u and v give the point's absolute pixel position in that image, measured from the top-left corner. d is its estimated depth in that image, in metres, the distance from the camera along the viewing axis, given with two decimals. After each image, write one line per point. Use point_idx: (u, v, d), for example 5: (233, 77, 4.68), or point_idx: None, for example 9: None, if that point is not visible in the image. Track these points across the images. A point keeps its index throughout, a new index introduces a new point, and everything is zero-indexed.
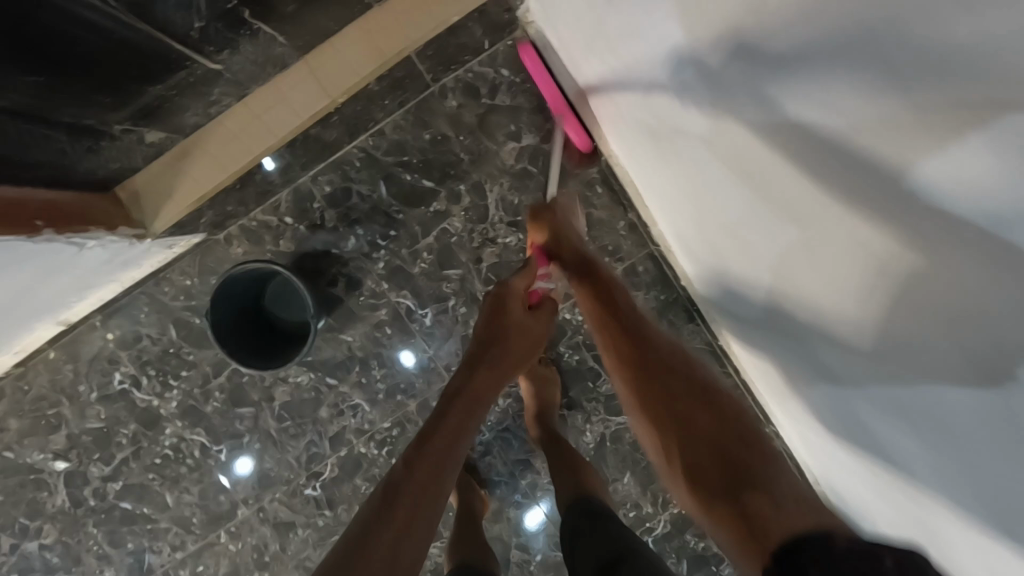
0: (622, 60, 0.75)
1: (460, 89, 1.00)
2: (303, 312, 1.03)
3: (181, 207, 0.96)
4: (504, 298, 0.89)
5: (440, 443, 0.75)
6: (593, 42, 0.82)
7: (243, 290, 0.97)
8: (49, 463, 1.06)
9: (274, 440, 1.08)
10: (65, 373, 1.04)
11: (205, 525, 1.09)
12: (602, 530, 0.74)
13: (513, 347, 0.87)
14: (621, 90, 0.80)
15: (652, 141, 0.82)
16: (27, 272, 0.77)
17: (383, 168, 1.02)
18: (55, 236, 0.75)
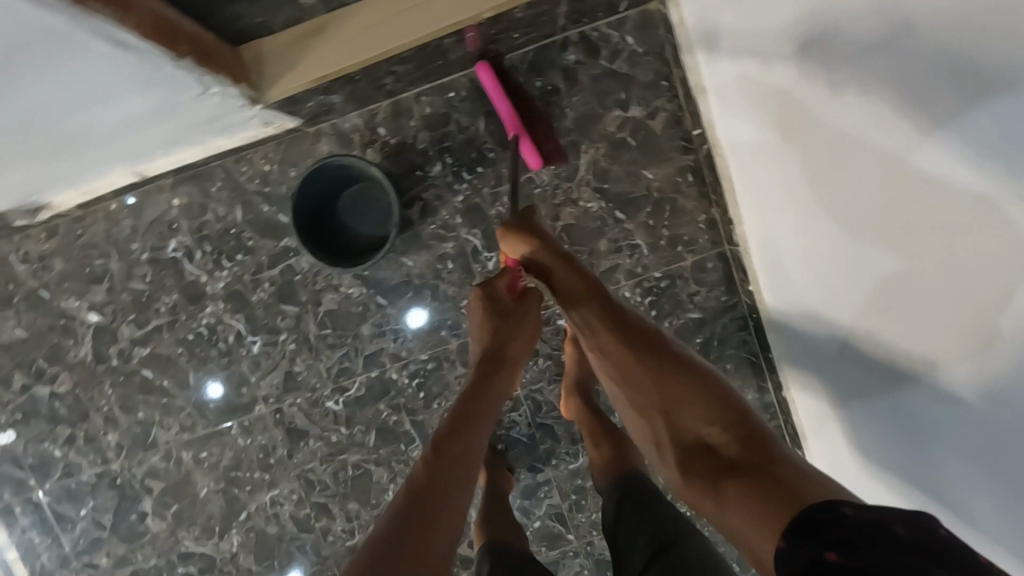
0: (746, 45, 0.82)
1: (582, 46, 1.00)
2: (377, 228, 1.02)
3: (294, 87, 0.84)
4: (496, 297, 0.89)
5: (461, 437, 0.76)
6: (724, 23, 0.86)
7: (322, 190, 0.99)
8: (83, 313, 1.05)
9: (310, 345, 1.07)
10: (122, 227, 1.03)
11: (220, 413, 1.08)
12: (653, 510, 0.79)
13: (519, 339, 0.89)
14: (736, 77, 0.87)
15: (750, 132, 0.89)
16: (154, 99, 0.76)
17: (487, 104, 1.01)
18: (195, 69, 0.74)
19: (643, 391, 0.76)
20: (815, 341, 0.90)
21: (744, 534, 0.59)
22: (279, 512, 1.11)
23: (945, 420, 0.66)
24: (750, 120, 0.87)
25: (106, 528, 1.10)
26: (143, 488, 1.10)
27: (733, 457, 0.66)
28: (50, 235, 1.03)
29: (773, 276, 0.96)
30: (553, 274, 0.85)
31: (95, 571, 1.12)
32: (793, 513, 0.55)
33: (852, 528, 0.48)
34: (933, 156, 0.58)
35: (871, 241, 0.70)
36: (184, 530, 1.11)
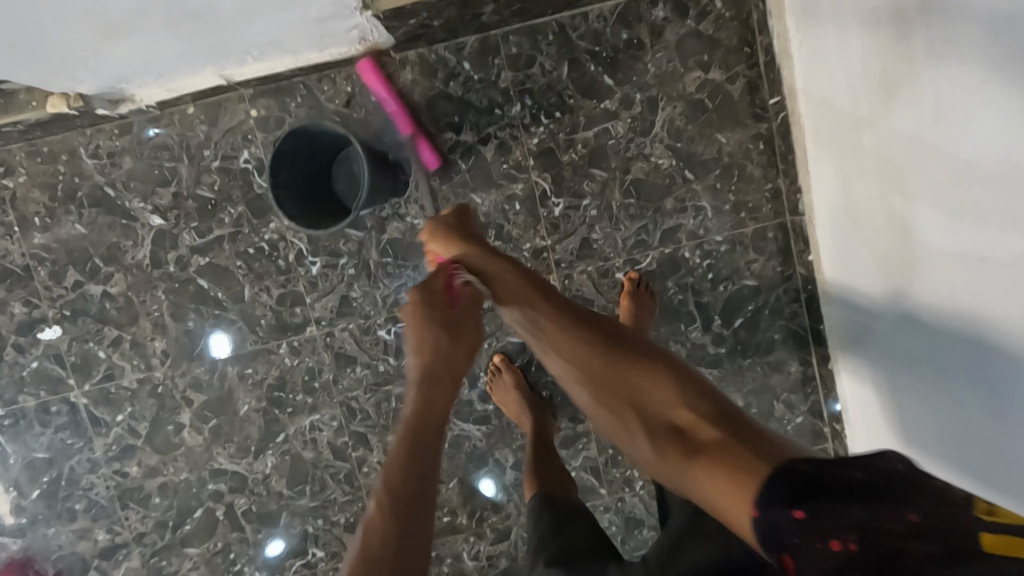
0: (817, 21, 0.86)
1: (671, 4, 1.02)
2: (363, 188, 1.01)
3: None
4: (428, 297, 0.83)
5: (406, 478, 0.68)
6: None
7: (309, 148, 0.97)
8: (146, 215, 1.04)
9: (370, 272, 1.07)
10: (196, 132, 1.02)
11: (270, 331, 1.08)
12: None
13: (461, 343, 0.83)
14: (808, 51, 0.91)
15: (819, 107, 0.92)
16: None
17: (573, 50, 1.03)
18: None
19: (601, 377, 0.75)
20: (869, 313, 0.92)
21: (728, 509, 0.54)
22: (316, 438, 1.11)
23: (978, 380, 0.67)
24: (825, 90, 0.89)
25: (141, 437, 1.10)
26: (183, 400, 1.09)
27: (702, 433, 0.62)
28: (123, 133, 1.02)
29: (836, 250, 0.98)
30: (497, 278, 0.83)
31: (124, 479, 1.11)
32: (756, 479, 0.52)
33: (808, 482, 0.48)
34: (959, 128, 0.61)
35: (914, 215, 0.73)
36: (219, 446, 1.10)
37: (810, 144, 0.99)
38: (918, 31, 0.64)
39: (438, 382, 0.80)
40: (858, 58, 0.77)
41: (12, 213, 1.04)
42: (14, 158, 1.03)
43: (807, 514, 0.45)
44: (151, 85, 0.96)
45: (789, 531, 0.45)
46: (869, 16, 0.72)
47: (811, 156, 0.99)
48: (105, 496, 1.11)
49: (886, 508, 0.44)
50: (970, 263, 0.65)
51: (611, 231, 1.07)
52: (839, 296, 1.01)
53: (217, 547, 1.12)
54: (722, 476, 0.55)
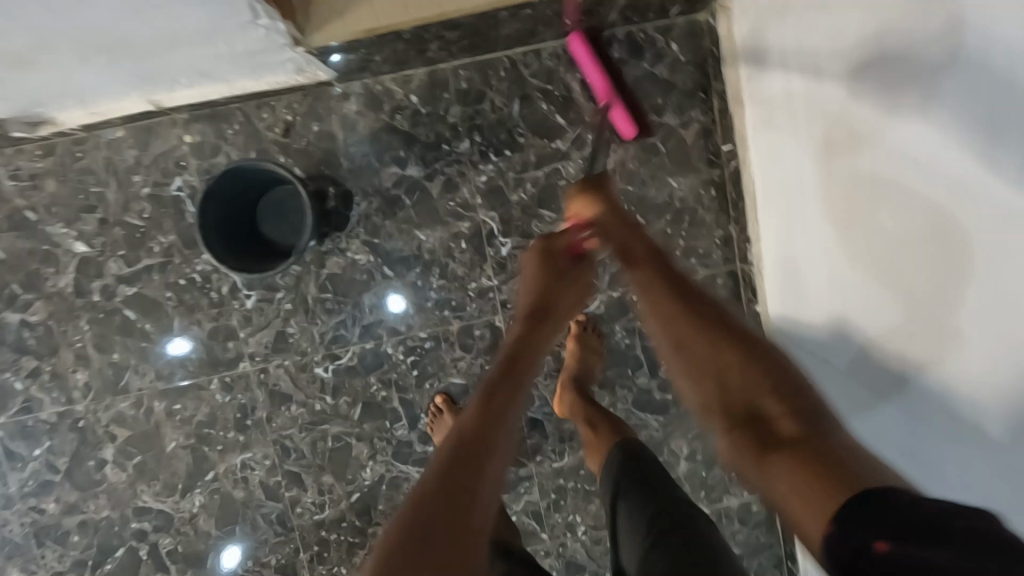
0: (778, 57, 0.85)
1: (626, 45, 1.00)
2: (290, 220, 1.01)
3: (348, 35, 0.84)
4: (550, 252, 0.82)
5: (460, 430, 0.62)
6: (760, 36, 0.88)
7: (244, 184, 0.96)
8: (69, 241, 0.98)
9: (308, 307, 1.03)
10: (125, 157, 0.97)
11: (201, 365, 1.03)
12: (665, 493, 0.76)
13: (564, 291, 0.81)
14: (766, 87, 0.90)
15: (773, 143, 0.92)
16: (203, 27, 0.70)
17: (525, 87, 1.00)
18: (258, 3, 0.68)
19: (703, 354, 0.64)
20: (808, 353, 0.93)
21: (802, 512, 0.48)
22: (248, 476, 1.06)
23: (932, 428, 0.66)
24: (773, 136, 0.91)
25: (60, 473, 1.04)
26: (106, 434, 1.04)
27: (788, 431, 0.54)
28: (46, 154, 0.96)
29: (783, 293, 0.99)
30: (613, 233, 0.77)
31: (41, 516, 1.05)
32: (843, 496, 0.45)
33: (906, 514, 0.41)
34: (925, 161, 0.59)
35: (870, 250, 0.72)
36: (144, 484, 1.05)
37: (762, 182, 0.98)
38: (885, 62, 0.63)
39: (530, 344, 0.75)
40: (803, 102, 0.81)
41: None
42: None
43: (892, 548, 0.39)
44: (73, 109, 0.90)
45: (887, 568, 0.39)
46: (818, 53, 0.75)
47: (763, 195, 0.99)
48: (20, 533, 1.05)
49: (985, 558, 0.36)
50: (927, 299, 0.63)
51: None
52: (789, 339, 0.99)
53: None
54: (811, 473, 0.49)
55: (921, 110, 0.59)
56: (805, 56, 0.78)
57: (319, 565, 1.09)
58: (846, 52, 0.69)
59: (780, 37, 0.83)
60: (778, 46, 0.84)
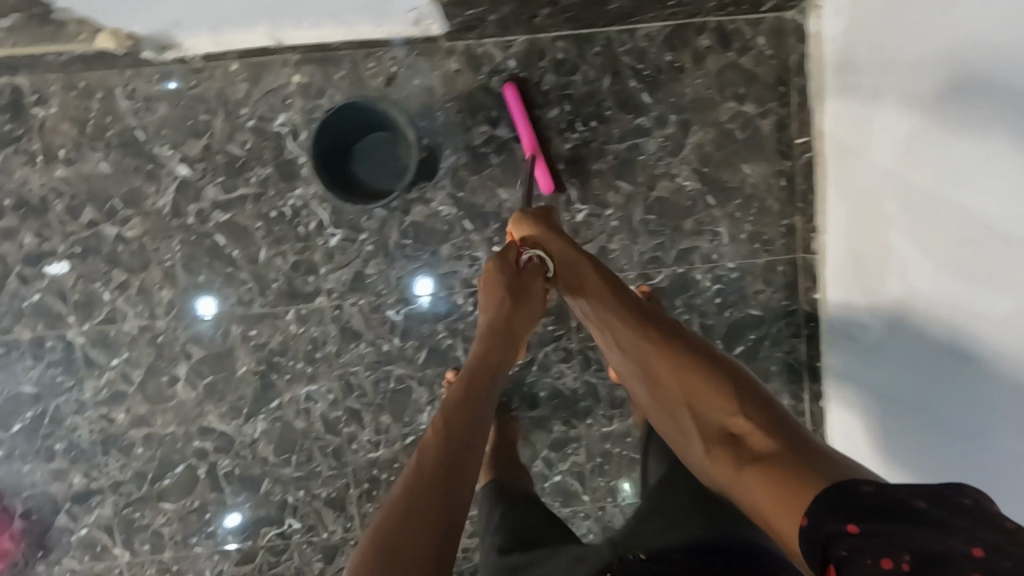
0: (868, 57, 0.90)
1: (716, 34, 1.06)
2: (390, 169, 1.06)
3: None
4: (497, 273, 0.94)
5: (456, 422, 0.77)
6: (853, 32, 0.93)
7: (355, 125, 1.03)
8: (173, 163, 1.04)
9: (388, 251, 1.08)
10: (236, 89, 1.03)
11: (280, 296, 1.08)
12: None
13: (523, 309, 0.93)
14: (853, 82, 0.95)
15: (853, 140, 0.97)
16: None
17: (617, 64, 1.05)
18: None
19: (669, 385, 0.80)
20: (870, 341, 0.99)
21: (771, 510, 0.60)
22: (310, 408, 1.11)
23: (993, 415, 0.72)
24: (858, 136, 0.96)
25: (134, 384, 1.08)
26: (182, 352, 1.08)
27: (757, 444, 0.67)
28: (163, 79, 1.02)
29: (844, 281, 1.04)
30: (578, 274, 0.92)
31: (109, 424, 1.09)
32: (808, 495, 0.56)
33: (870, 504, 0.51)
34: (1008, 172, 0.65)
35: (947, 249, 0.78)
36: (211, 404, 1.10)
37: (836, 175, 1.04)
38: (979, 77, 0.68)
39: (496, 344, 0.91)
40: (890, 107, 0.86)
41: (36, 142, 1.02)
42: (48, 87, 1.01)
43: (859, 530, 0.49)
44: (201, 34, 0.97)
45: (840, 540, 0.50)
46: (911, 60, 0.80)
47: (836, 186, 1.04)
48: (88, 439, 1.09)
49: (952, 539, 0.46)
50: (999, 297, 0.69)
51: (628, 243, 1.10)
52: (847, 328, 1.05)
53: (194, 506, 1.12)
54: (768, 476, 0.62)
55: (1007, 125, 0.65)
56: (896, 61, 0.83)
57: (367, 502, 1.13)
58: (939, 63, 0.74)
59: (874, 37, 0.88)
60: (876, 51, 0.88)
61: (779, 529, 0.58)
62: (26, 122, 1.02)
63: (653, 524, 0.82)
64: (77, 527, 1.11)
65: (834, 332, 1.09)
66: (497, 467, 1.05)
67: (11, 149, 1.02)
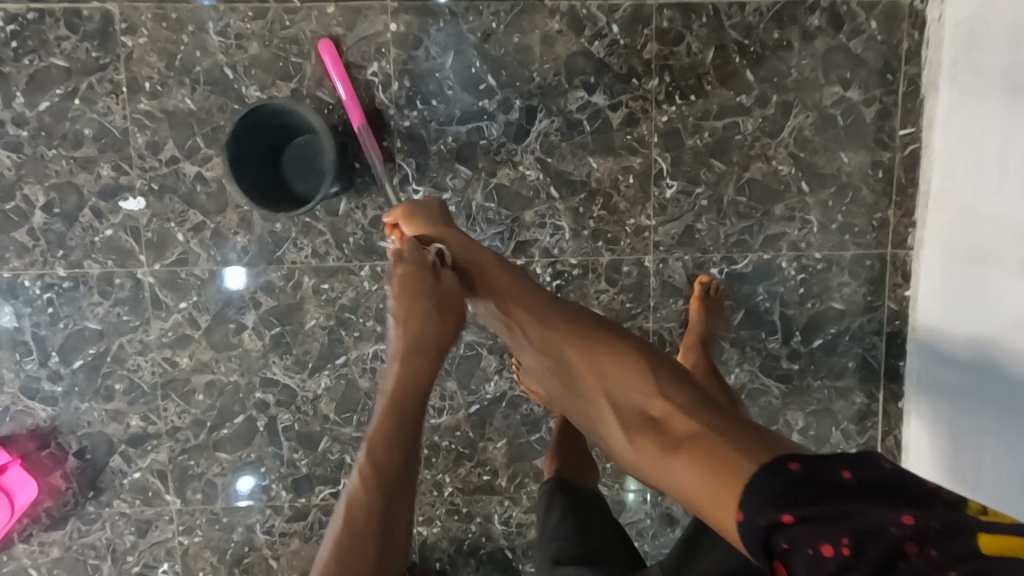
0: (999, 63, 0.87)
1: (827, 14, 1.02)
2: (312, 172, 0.99)
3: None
4: (411, 279, 0.84)
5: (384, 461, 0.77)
6: (982, 31, 0.90)
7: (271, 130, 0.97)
8: (259, 105, 1.01)
9: (470, 214, 1.05)
10: (330, 34, 1.00)
11: (356, 250, 1.05)
12: None
13: (450, 309, 0.85)
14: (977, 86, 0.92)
15: (970, 148, 0.95)
16: None
17: (723, 38, 1.02)
18: None
19: (587, 377, 0.78)
20: (957, 362, 0.99)
21: (706, 508, 0.59)
22: (376, 368, 1.08)
23: None
24: (966, 152, 0.96)
25: (200, 329, 1.06)
26: (251, 300, 1.06)
27: (680, 430, 0.66)
28: (256, 17, 0.99)
29: (933, 299, 1.04)
30: (486, 271, 0.86)
31: (171, 368, 1.07)
32: (733, 488, 0.56)
33: (801, 481, 0.52)
34: None
35: None
36: (277, 356, 1.07)
37: (945, 181, 1.01)
38: None
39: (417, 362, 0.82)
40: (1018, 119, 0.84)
41: (122, 72, 0.99)
42: (138, 16, 0.98)
43: (795, 522, 0.50)
44: None
45: (777, 533, 0.51)
46: None
47: (945, 192, 1.01)
48: (148, 382, 1.07)
49: (887, 510, 0.49)
50: None
51: (715, 224, 1.07)
52: (940, 343, 1.03)
53: (249, 458, 1.10)
54: (697, 467, 0.61)
55: None
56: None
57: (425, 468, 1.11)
58: None
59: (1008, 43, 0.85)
60: (996, 66, 0.88)
61: (718, 522, 0.58)
62: (114, 51, 0.99)
63: (709, 552, 0.83)
64: (130, 471, 1.09)
65: (924, 346, 1.07)
66: (563, 457, 1.01)
67: (95, 78, 0.99)
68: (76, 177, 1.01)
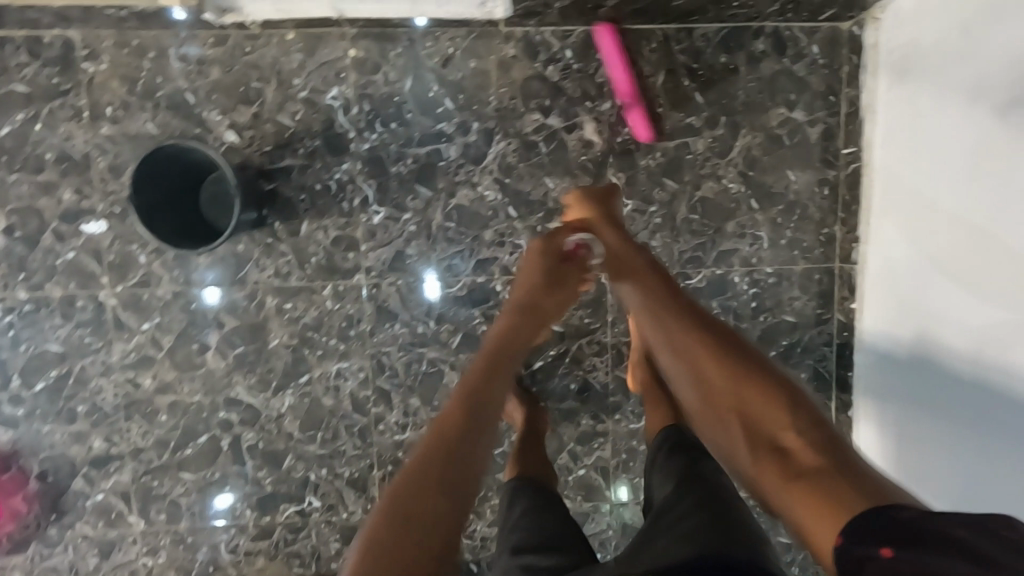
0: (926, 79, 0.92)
1: (771, 39, 1.06)
2: (230, 196, 0.99)
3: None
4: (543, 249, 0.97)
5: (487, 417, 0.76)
6: (911, 52, 0.95)
7: (162, 174, 0.93)
8: (221, 129, 1.03)
9: (430, 233, 1.07)
10: (290, 59, 1.02)
11: (318, 270, 1.07)
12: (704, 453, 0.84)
13: (564, 287, 0.96)
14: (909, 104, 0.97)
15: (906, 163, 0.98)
16: None
17: (672, 62, 1.06)
18: None
19: (718, 395, 0.74)
20: (905, 363, 1.01)
21: (808, 527, 0.57)
22: (340, 386, 1.10)
23: None
24: (906, 162, 0.98)
25: (163, 350, 1.07)
26: (214, 321, 1.07)
27: (806, 460, 0.62)
28: (218, 43, 1.01)
29: (880, 306, 1.07)
30: (629, 253, 0.92)
31: (135, 390, 1.07)
32: (845, 516, 0.54)
33: (909, 530, 0.49)
34: None
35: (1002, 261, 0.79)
36: (240, 375, 1.08)
37: (886, 195, 1.04)
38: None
39: (530, 322, 0.92)
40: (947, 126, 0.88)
41: (83, 97, 1.01)
42: (100, 43, 1.00)
43: (899, 557, 0.48)
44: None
45: (873, 564, 0.49)
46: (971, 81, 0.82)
47: (885, 208, 1.05)
48: (111, 403, 1.07)
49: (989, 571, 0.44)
50: None
51: (669, 241, 1.10)
52: (890, 350, 1.05)
53: (213, 478, 1.10)
54: (813, 493, 0.58)
55: None
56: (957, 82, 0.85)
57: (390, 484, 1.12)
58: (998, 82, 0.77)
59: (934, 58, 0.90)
60: (932, 74, 0.91)
61: (816, 543, 0.55)
62: (75, 77, 1.00)
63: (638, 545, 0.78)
64: (93, 493, 1.09)
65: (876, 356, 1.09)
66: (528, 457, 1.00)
67: (57, 103, 1.01)
68: (37, 201, 1.02)
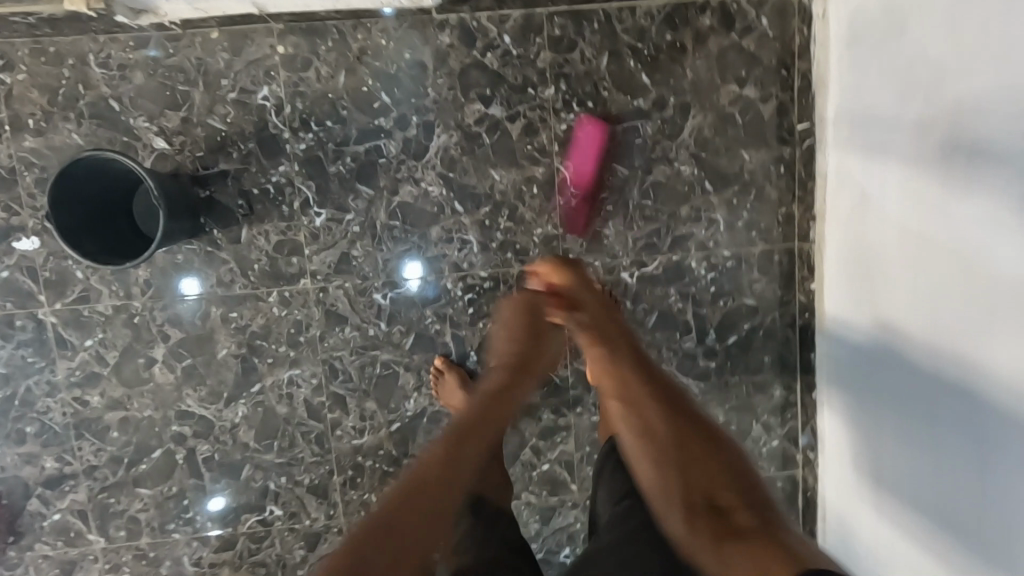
0: (862, 70, 0.91)
1: (718, 13, 1.02)
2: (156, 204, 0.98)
3: None
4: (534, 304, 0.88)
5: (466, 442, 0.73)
6: (850, 47, 0.94)
7: (82, 197, 0.91)
8: (149, 136, 0.99)
9: (375, 233, 1.04)
10: (216, 59, 0.98)
11: (262, 277, 1.04)
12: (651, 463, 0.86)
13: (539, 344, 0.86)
14: (847, 100, 0.96)
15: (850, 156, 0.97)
16: None
17: (616, 43, 1.02)
18: None
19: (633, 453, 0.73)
20: (857, 359, 1.00)
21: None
22: (293, 393, 1.07)
23: (991, 424, 0.72)
24: (864, 149, 0.93)
25: (109, 366, 1.04)
26: (159, 334, 1.04)
27: (736, 520, 0.65)
28: (138, 47, 0.97)
29: (840, 288, 1.03)
30: (588, 311, 0.84)
31: (83, 408, 1.05)
32: None
33: None
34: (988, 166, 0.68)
35: (938, 257, 0.78)
36: (190, 388, 1.06)
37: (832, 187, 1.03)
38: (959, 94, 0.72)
39: (518, 384, 0.82)
40: (881, 124, 0.88)
41: (3, 110, 0.97)
42: (15, 52, 0.96)
43: None
44: None
45: None
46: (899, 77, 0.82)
47: (834, 199, 1.02)
48: (60, 423, 1.05)
49: None
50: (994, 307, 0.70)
51: (623, 229, 1.07)
52: (842, 352, 1.04)
53: (171, 492, 1.08)
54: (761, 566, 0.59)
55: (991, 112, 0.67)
56: (887, 82, 0.85)
57: (351, 489, 1.11)
58: (926, 79, 0.77)
59: (868, 50, 0.89)
60: (865, 73, 0.90)
61: None
62: None
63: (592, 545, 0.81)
64: (49, 513, 1.08)
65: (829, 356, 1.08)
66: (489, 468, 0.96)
67: None
68: None
